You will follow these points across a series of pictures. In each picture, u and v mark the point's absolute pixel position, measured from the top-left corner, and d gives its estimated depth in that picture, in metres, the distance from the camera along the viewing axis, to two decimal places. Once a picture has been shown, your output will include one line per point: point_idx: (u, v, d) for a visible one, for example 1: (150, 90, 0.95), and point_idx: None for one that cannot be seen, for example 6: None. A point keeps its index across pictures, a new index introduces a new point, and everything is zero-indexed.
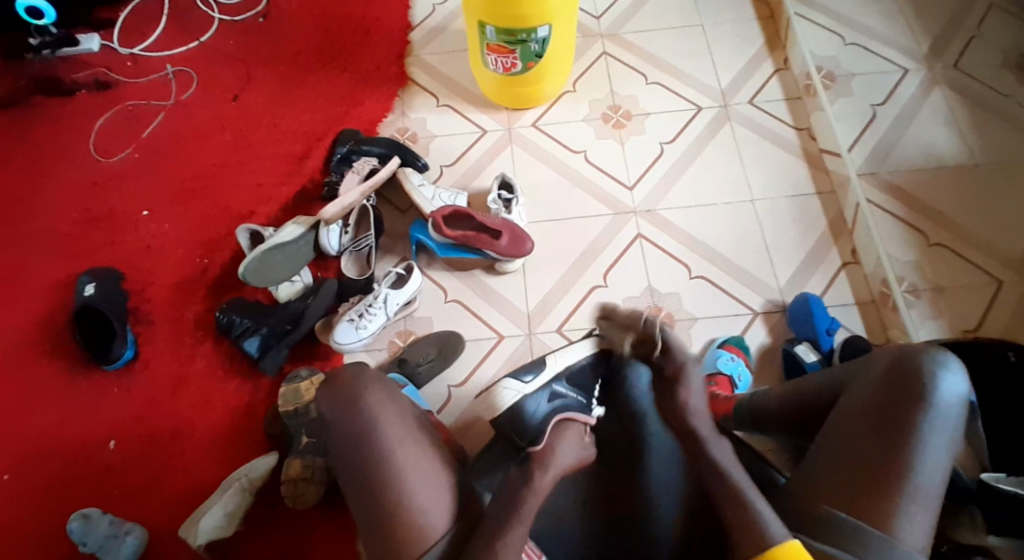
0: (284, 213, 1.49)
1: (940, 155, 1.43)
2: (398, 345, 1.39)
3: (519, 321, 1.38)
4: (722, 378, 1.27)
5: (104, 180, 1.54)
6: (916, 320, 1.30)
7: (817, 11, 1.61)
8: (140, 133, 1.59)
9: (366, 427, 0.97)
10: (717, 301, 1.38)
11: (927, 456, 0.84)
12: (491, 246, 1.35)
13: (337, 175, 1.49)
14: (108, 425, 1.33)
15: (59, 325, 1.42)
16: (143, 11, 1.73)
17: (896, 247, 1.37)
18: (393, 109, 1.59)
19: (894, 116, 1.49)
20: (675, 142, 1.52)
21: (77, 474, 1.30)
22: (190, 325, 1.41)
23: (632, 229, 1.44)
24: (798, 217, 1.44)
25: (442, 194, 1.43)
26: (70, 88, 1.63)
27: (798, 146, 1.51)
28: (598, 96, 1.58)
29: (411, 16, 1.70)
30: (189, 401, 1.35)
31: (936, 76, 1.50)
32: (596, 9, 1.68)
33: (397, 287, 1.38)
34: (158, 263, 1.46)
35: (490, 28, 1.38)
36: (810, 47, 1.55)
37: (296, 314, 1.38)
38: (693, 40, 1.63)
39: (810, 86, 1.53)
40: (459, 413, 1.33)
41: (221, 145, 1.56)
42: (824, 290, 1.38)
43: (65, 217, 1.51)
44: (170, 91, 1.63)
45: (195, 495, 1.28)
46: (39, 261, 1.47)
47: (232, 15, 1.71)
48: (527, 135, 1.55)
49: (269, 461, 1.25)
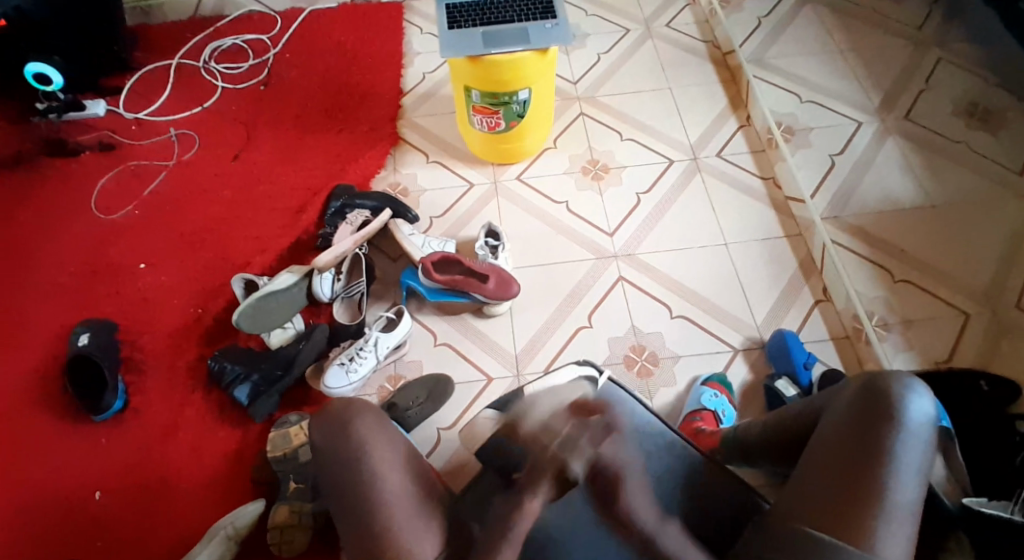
0: (279, 264, 1.54)
1: (898, 198, 1.53)
2: (388, 390, 1.41)
3: (508, 362, 1.42)
4: (708, 414, 1.29)
5: (103, 235, 1.59)
6: (889, 352, 1.36)
7: (775, 74, 1.75)
8: (140, 191, 1.65)
9: (356, 455, 0.96)
10: (698, 339, 1.43)
11: (901, 475, 0.86)
12: (479, 289, 1.40)
13: (331, 227, 1.55)
14: (95, 475, 1.32)
15: (51, 374, 1.43)
16: (148, 80, 1.83)
17: (865, 284, 1.44)
18: (385, 166, 1.68)
19: (852, 165, 1.60)
20: (651, 191, 1.61)
21: (61, 524, 1.28)
22: (183, 372, 1.43)
23: (614, 273, 1.51)
24: (770, 259, 1.52)
25: (431, 243, 1.50)
26: (74, 149, 1.71)
27: (766, 194, 1.61)
28: (577, 151, 1.69)
29: (402, 83, 1.82)
30: (178, 447, 1.35)
31: (889, 128, 1.63)
32: (573, 75, 1.82)
33: (387, 331, 1.41)
34: (153, 313, 1.50)
35: (475, 92, 1.48)
36: (770, 106, 1.68)
37: (287, 359, 1.40)
38: (664, 101, 1.76)
39: (772, 140, 1.65)
40: (450, 454, 1.34)
41: (219, 201, 1.63)
42: (799, 326, 1.43)
43: (62, 270, 1.55)
44: (171, 152, 1.71)
45: (181, 544, 1.26)
46: (34, 312, 1.49)
47: (233, 84, 1.82)
48: (511, 188, 1.63)
49: (256, 508, 1.23)
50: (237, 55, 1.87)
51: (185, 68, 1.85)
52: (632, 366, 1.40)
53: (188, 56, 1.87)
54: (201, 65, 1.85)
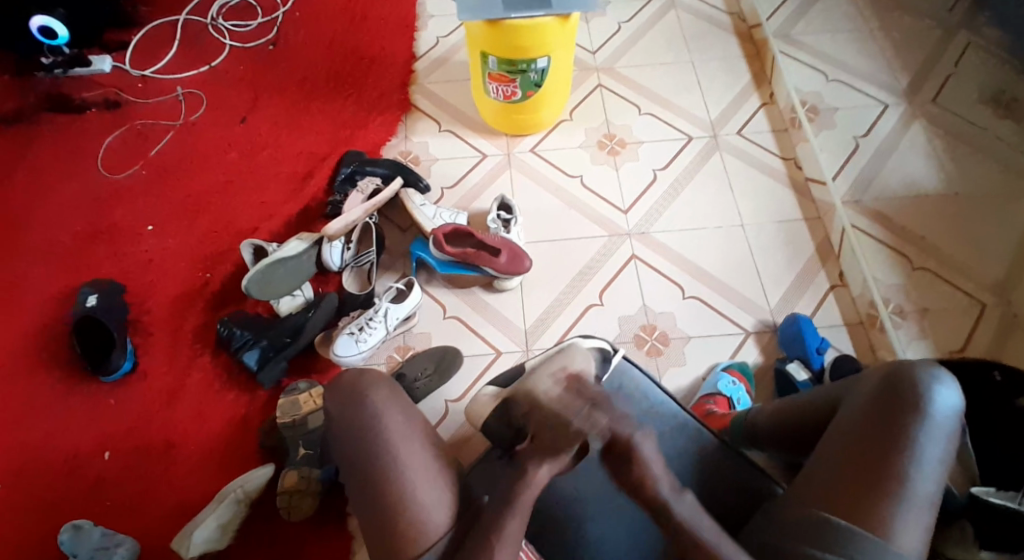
0: (287, 231, 1.52)
1: (919, 184, 1.50)
2: (397, 360, 1.40)
3: (517, 337, 1.41)
4: (721, 399, 1.28)
5: (110, 195, 1.57)
6: (903, 339, 1.34)
7: (800, 50, 1.71)
8: (148, 151, 1.63)
9: (369, 425, 0.93)
10: (709, 320, 1.41)
11: (922, 465, 0.85)
12: (490, 263, 1.39)
13: (341, 194, 1.53)
14: (102, 436, 1.33)
15: (57, 335, 1.42)
16: (156, 36, 1.79)
17: (882, 270, 1.42)
18: (397, 133, 1.65)
19: (874, 149, 1.57)
20: (667, 169, 1.58)
21: (69, 484, 1.28)
22: (190, 337, 1.42)
23: (627, 251, 1.49)
24: (785, 241, 1.49)
25: (443, 214, 1.48)
26: (80, 107, 1.68)
27: (785, 174, 1.58)
28: (594, 124, 1.65)
29: (415, 47, 1.78)
30: (185, 412, 1.35)
31: (914, 110, 1.59)
32: (591, 44, 1.77)
33: (397, 302, 1.39)
34: (161, 277, 1.48)
35: (492, 58, 1.44)
36: (793, 83, 1.65)
37: (296, 327, 1.37)
38: (684, 75, 1.71)
39: (795, 118, 1.61)
40: (456, 427, 1.33)
41: (228, 164, 1.60)
42: (813, 311, 1.42)
43: (70, 230, 1.53)
44: (179, 112, 1.68)
45: (187, 509, 1.26)
46: (41, 272, 1.48)
47: (242, 43, 1.77)
48: (525, 159, 1.61)
49: (265, 473, 1.22)
50: (247, 13, 1.83)
51: (193, 25, 1.81)
52: (642, 345, 1.39)
53: (196, 12, 1.83)
54: (210, 22, 1.80)
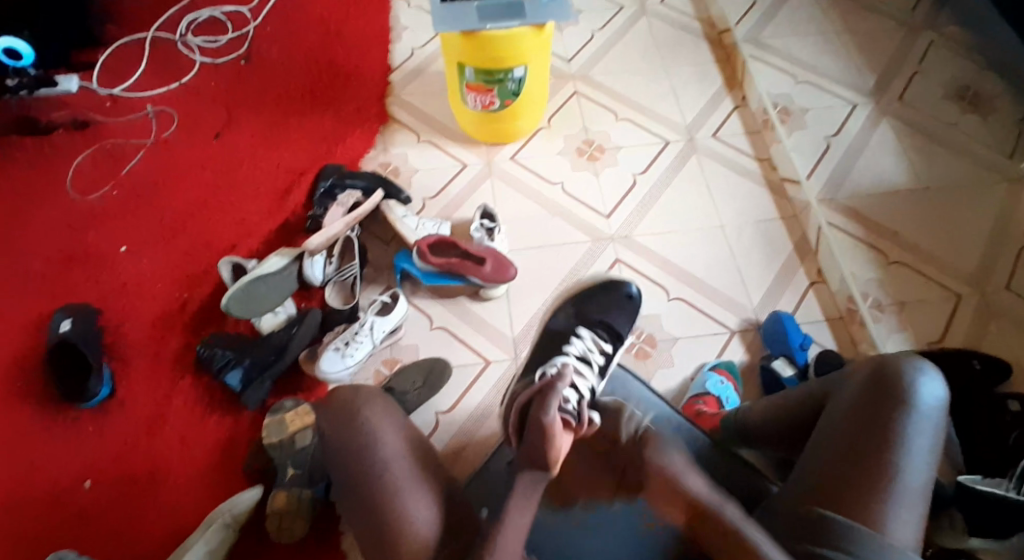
0: (267, 247, 1.50)
1: (891, 181, 1.54)
2: (384, 374, 1.39)
3: (505, 346, 1.40)
4: (710, 398, 1.28)
5: (81, 216, 1.53)
6: (882, 334, 1.37)
7: (770, 54, 1.74)
8: (119, 170, 1.59)
9: (364, 441, 0.91)
10: (693, 320, 1.43)
11: (912, 456, 0.86)
12: (475, 272, 1.38)
13: (321, 208, 1.51)
14: (81, 466, 1.29)
15: (31, 363, 1.38)
16: (123, 54, 1.76)
17: (858, 266, 1.45)
18: (375, 145, 1.64)
19: (847, 146, 1.60)
20: (646, 173, 1.60)
21: (46, 518, 1.24)
22: (171, 359, 1.39)
23: (610, 255, 1.50)
24: (764, 240, 1.52)
25: (425, 225, 1.47)
26: (47, 128, 1.64)
27: (761, 175, 1.60)
28: (572, 131, 1.66)
29: (390, 59, 1.77)
30: (167, 437, 1.31)
31: (882, 109, 1.63)
32: (566, 53, 1.78)
33: (383, 315, 1.38)
34: (137, 299, 1.45)
35: (469, 69, 1.44)
36: (765, 87, 1.68)
37: (279, 346, 1.35)
38: (658, 80, 1.74)
39: (768, 121, 1.64)
40: (448, 438, 1.32)
41: (203, 181, 1.58)
42: (794, 308, 1.44)
43: (40, 254, 1.49)
44: (150, 129, 1.65)
45: (172, 538, 1.23)
46: (11, 299, 1.44)
47: (213, 59, 1.75)
48: (506, 168, 1.61)
49: (254, 494, 1.19)
50: (217, 29, 1.80)
51: (161, 42, 1.78)
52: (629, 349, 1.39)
53: (166, 29, 1.80)
54: (179, 38, 1.78)
